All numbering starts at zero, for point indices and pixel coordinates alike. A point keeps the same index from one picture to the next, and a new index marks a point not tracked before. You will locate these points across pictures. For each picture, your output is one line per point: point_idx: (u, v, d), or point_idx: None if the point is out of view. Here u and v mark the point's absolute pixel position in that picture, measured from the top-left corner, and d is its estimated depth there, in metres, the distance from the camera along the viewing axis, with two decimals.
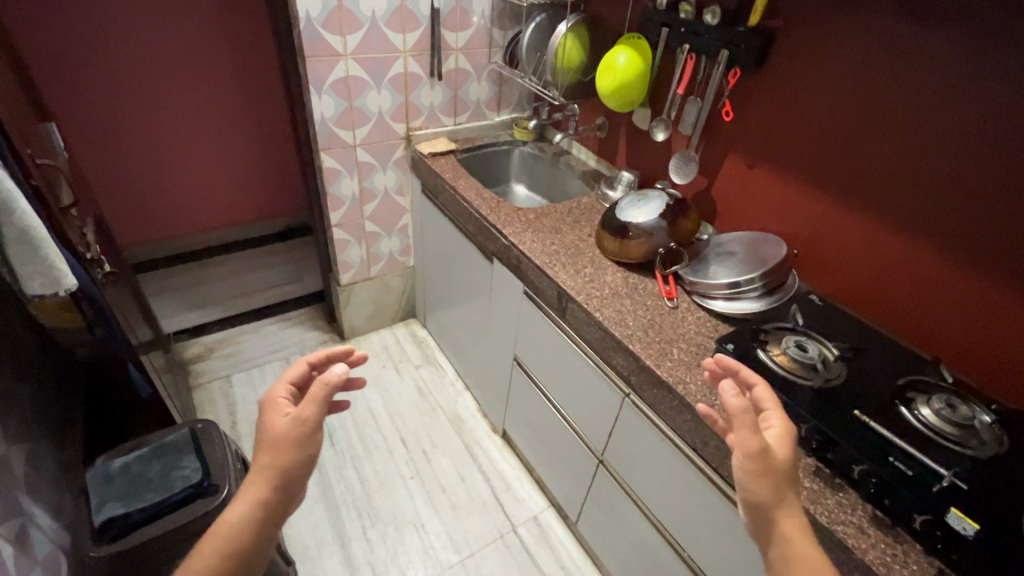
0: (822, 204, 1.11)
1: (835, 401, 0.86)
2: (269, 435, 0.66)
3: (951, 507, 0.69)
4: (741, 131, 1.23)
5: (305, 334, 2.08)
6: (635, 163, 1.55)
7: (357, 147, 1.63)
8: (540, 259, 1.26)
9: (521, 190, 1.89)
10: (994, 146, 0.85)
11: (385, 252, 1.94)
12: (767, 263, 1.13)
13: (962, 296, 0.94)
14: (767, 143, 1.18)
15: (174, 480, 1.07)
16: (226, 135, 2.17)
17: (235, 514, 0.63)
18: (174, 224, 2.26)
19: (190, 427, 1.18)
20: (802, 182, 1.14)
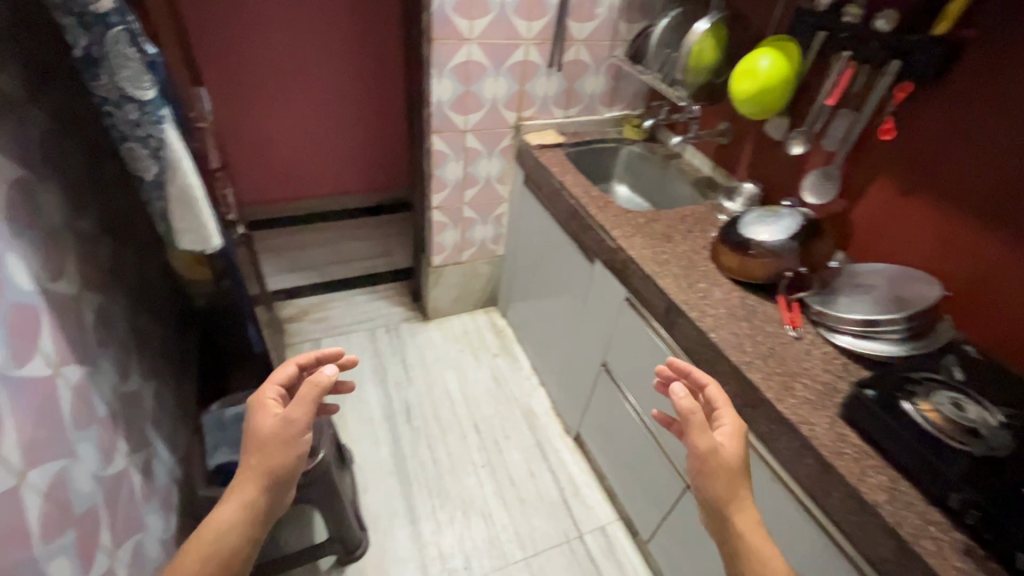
0: (993, 242, 0.98)
1: (999, 474, 0.74)
2: (258, 435, 0.70)
3: None
4: (903, 154, 1.09)
5: (390, 309, 2.14)
6: (759, 174, 1.44)
7: (467, 133, 1.63)
8: (650, 267, 1.20)
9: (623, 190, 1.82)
10: None
11: (478, 238, 1.95)
12: (913, 304, 1.01)
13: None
14: (932, 168, 1.05)
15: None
16: (341, 109, 2.25)
17: (225, 514, 0.66)
18: (284, 187, 2.39)
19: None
20: (975, 221, 0.99)
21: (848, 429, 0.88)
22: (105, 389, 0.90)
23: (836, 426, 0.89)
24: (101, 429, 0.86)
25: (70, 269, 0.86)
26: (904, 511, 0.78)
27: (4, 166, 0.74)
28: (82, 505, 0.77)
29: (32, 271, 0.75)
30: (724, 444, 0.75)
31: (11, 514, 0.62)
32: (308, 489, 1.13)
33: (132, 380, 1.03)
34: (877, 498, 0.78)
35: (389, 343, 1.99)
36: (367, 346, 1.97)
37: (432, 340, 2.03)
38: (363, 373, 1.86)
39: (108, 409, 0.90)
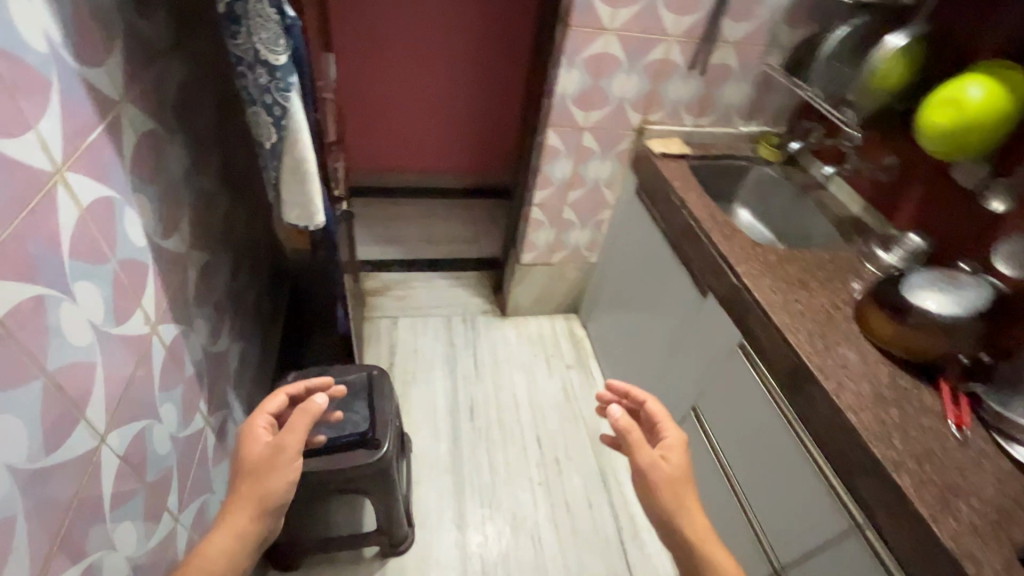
0: None
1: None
2: (250, 463, 0.73)
3: None
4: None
5: (469, 299, 2.09)
6: (929, 225, 1.20)
7: (585, 130, 1.51)
8: (779, 316, 1.03)
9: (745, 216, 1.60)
10: None
11: (572, 242, 1.83)
12: None
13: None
14: None
15: (343, 424, 1.10)
16: (458, 88, 2.21)
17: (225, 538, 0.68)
18: (389, 159, 2.39)
19: (370, 377, 1.20)
20: None
21: None
22: (195, 349, 0.90)
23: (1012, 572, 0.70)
24: (186, 389, 0.86)
25: (181, 227, 0.86)
26: None
27: (137, 116, 0.73)
28: (158, 467, 0.76)
29: (147, 227, 0.74)
30: (672, 464, 0.79)
31: (91, 477, 0.61)
32: (366, 481, 1.09)
33: (221, 339, 1.03)
34: None
35: (463, 334, 1.94)
36: (441, 333, 1.93)
37: (507, 339, 1.96)
38: (434, 360, 1.83)
39: (196, 369, 0.90)
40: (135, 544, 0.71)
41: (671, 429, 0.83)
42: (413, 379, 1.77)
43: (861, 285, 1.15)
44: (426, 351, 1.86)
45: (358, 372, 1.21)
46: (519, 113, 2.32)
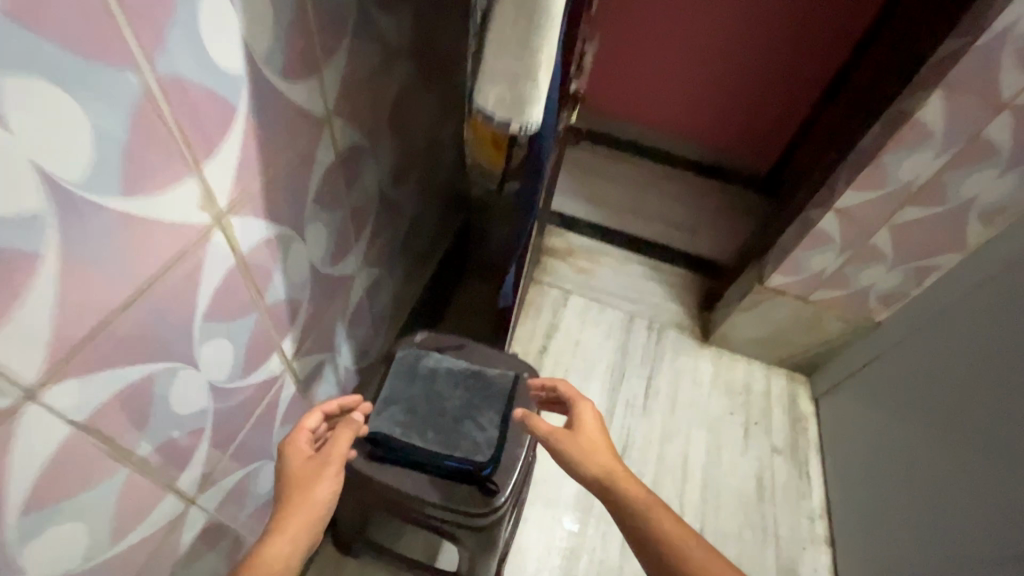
0: None
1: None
2: (291, 470, 0.61)
3: None
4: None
5: (665, 302, 1.59)
6: None
7: (1004, 111, 0.85)
8: None
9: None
10: None
11: (861, 283, 1.18)
12: None
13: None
14: None
15: (456, 441, 0.75)
16: (756, 25, 1.59)
17: (281, 546, 0.53)
18: (625, 101, 1.90)
19: (515, 386, 0.82)
20: None
21: None
22: (295, 266, 0.60)
23: None
24: (260, 322, 0.56)
25: (325, 75, 0.53)
26: None
27: None
28: (158, 437, 0.46)
29: (250, 47, 0.42)
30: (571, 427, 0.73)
31: None
32: (462, 526, 0.75)
33: (346, 261, 0.74)
34: None
35: (643, 344, 1.47)
36: (616, 333, 1.48)
37: (698, 374, 1.43)
38: (597, 364, 1.41)
39: (289, 295, 0.61)
40: (82, 547, 0.43)
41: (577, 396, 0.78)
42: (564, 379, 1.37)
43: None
44: (589, 347, 1.44)
45: (504, 370, 0.84)
46: (825, 78, 1.64)
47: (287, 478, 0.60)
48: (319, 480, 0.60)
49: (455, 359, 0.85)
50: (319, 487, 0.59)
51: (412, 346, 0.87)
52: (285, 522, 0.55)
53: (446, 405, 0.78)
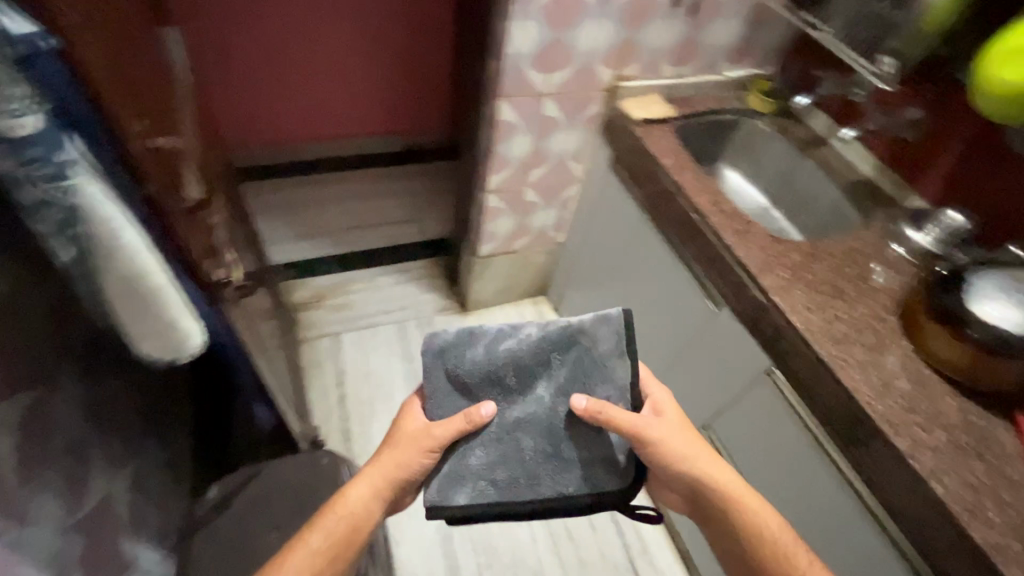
0: None
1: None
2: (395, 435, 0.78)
3: None
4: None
5: (422, 297, 1.80)
6: (967, 195, 1.02)
7: (546, 98, 1.19)
8: (823, 346, 0.84)
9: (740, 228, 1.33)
10: None
11: (536, 225, 1.55)
12: None
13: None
14: None
15: (570, 474, 0.76)
16: (360, 19, 1.79)
17: (357, 500, 0.77)
18: (301, 129, 2.00)
19: (619, 335, 0.75)
20: None
21: None
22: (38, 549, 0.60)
23: None
24: None
25: None
26: None
27: None
28: None
29: None
30: (666, 432, 0.76)
31: None
32: None
33: (90, 493, 0.71)
34: None
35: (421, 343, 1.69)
36: (395, 346, 1.66)
37: None
38: (391, 382, 1.58)
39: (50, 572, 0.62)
40: None
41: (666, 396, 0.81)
42: (372, 411, 1.52)
43: (881, 272, 0.99)
44: (380, 372, 1.60)
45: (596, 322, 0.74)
46: (446, 47, 1.91)
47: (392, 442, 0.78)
48: (404, 458, 0.76)
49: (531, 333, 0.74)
50: (404, 461, 0.76)
51: (454, 336, 0.74)
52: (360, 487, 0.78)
53: (549, 411, 0.75)
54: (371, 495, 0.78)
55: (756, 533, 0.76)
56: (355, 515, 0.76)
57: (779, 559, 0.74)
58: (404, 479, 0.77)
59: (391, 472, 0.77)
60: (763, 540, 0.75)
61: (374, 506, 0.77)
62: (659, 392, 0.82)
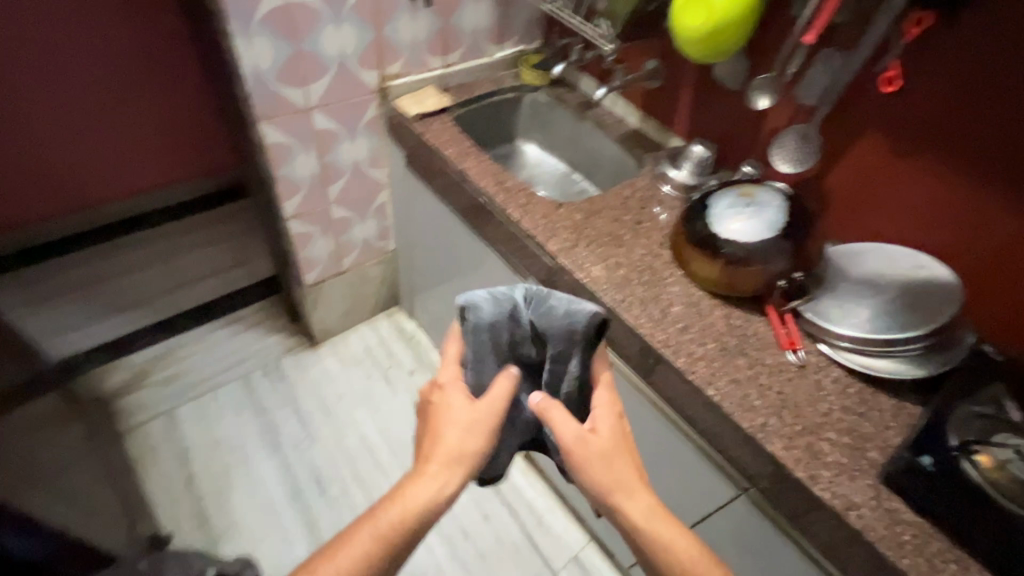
0: (958, 191, 0.84)
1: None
2: (446, 419, 0.73)
3: None
4: (913, 114, 0.84)
5: (264, 342, 1.67)
6: (705, 129, 1.14)
7: (313, 111, 1.15)
8: (607, 293, 0.91)
9: (545, 195, 1.41)
10: None
11: (359, 238, 1.51)
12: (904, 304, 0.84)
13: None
14: (889, 124, 0.87)
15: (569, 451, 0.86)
16: (72, 59, 1.59)
17: (419, 495, 0.69)
18: (63, 200, 1.78)
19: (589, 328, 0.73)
20: (953, 181, 0.84)
21: (894, 499, 0.71)
22: None
23: (881, 502, 0.71)
24: None
25: None
26: None
27: None
28: None
29: None
30: (595, 450, 0.71)
31: None
32: None
33: None
34: None
35: (272, 391, 1.57)
36: (243, 403, 1.53)
37: (328, 372, 1.63)
38: (245, 443, 1.46)
39: None
40: None
41: (608, 400, 0.75)
42: (230, 480, 1.39)
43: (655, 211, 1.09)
44: (230, 436, 1.46)
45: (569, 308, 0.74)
46: (196, 73, 1.78)
47: (458, 424, 0.72)
48: (466, 443, 0.71)
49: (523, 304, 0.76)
50: (471, 439, 0.71)
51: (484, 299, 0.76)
52: (417, 484, 0.70)
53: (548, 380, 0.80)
54: (439, 492, 0.70)
55: (673, 559, 0.68)
56: (418, 516, 0.69)
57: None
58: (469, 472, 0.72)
59: (452, 463, 0.71)
60: (679, 566, 0.68)
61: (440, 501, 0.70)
62: (599, 400, 0.76)
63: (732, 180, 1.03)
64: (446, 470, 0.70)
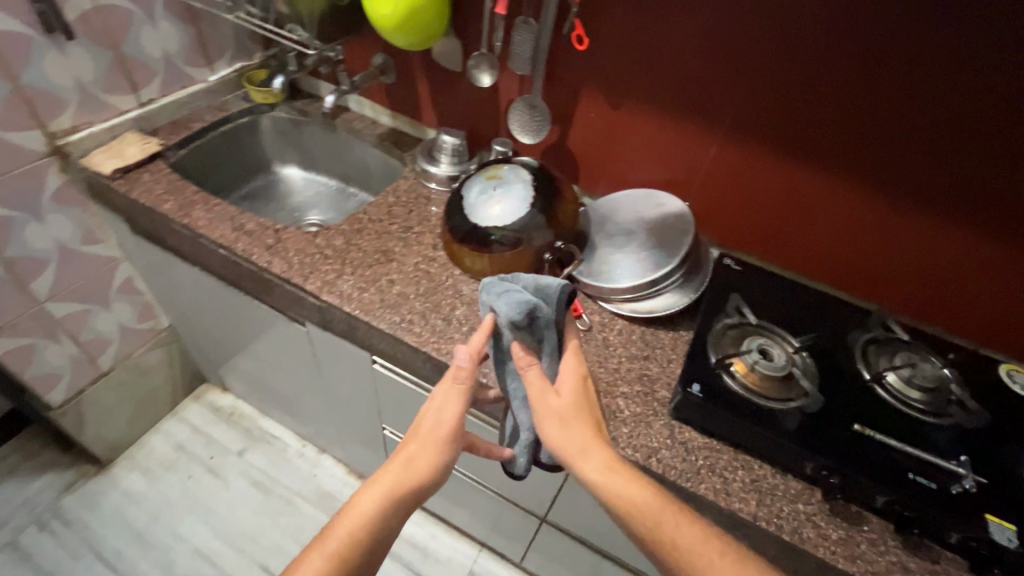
0: (669, 130, 0.92)
1: (954, 498, 0.65)
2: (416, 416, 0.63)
3: (988, 514, 0.63)
4: (629, 68, 0.88)
5: (32, 488, 1.33)
6: (452, 115, 1.10)
7: None
8: (384, 318, 0.83)
9: (322, 220, 1.26)
10: (833, 75, 0.76)
11: (110, 329, 1.23)
12: (658, 247, 0.89)
13: (947, 267, 0.82)
14: (599, 78, 0.91)
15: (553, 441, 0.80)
16: None
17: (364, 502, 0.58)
18: None
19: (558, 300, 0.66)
20: (663, 122, 0.91)
21: (686, 429, 0.75)
22: None
23: (676, 437, 0.74)
24: None
25: None
26: (763, 497, 0.70)
27: None
28: None
29: None
30: (555, 411, 0.62)
31: None
32: None
33: None
34: (734, 502, 0.69)
35: (58, 544, 1.25)
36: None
37: (133, 492, 1.35)
38: None
39: None
40: None
41: (577, 372, 0.67)
42: None
43: (425, 212, 1.03)
44: None
45: (548, 286, 0.67)
46: None
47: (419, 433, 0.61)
48: (431, 448, 0.60)
49: (506, 291, 0.64)
50: (432, 447, 0.60)
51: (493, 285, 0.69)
52: (367, 493, 0.58)
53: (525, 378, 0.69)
54: (387, 511, 0.58)
55: (630, 511, 0.58)
56: (372, 537, 0.58)
57: (661, 535, 0.57)
58: (421, 493, 0.59)
59: (400, 481, 0.59)
60: (644, 520, 0.57)
61: (391, 519, 0.59)
62: (562, 366, 0.67)
63: (486, 162, 1.00)
64: (401, 486, 0.58)
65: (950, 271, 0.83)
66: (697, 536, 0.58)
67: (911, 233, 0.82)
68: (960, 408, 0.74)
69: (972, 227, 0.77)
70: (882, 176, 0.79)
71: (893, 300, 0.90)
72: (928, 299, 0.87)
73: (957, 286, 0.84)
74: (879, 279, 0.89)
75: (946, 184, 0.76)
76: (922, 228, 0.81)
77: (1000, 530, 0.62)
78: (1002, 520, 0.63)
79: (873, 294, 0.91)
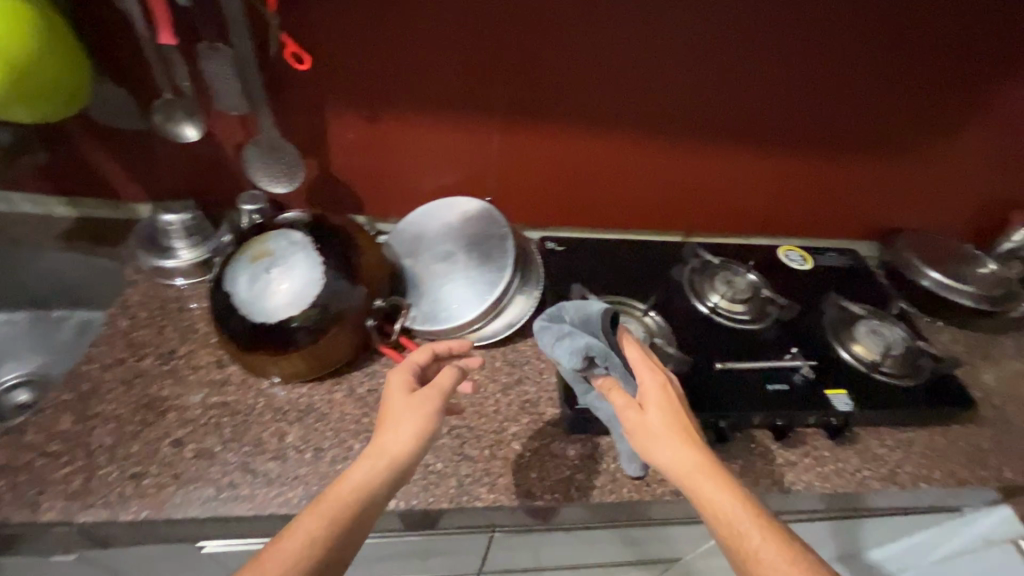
0: (447, 130, 0.80)
1: (801, 388, 0.75)
2: (395, 396, 0.56)
3: (827, 389, 0.75)
4: (396, 73, 0.73)
5: None
6: (166, 184, 0.82)
7: None
8: (184, 500, 0.60)
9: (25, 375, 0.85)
10: (604, 38, 0.73)
11: None
12: (481, 260, 0.81)
13: (732, 186, 0.93)
14: (340, 94, 0.74)
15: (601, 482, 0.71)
16: None
17: (352, 480, 0.50)
18: None
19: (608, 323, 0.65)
20: (439, 123, 0.79)
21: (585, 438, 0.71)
22: None
23: (580, 453, 0.69)
24: None
25: None
26: None
27: None
28: None
29: None
30: (643, 427, 0.56)
31: None
32: None
33: None
34: (656, 489, 0.67)
35: None
36: None
37: None
38: None
39: None
40: None
41: (659, 382, 0.59)
42: None
43: (182, 322, 0.77)
44: None
45: (590, 316, 0.66)
46: None
47: (399, 404, 0.55)
48: (421, 412, 0.54)
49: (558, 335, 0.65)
50: (422, 413, 0.54)
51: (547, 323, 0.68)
52: (357, 469, 0.51)
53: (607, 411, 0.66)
54: (380, 490, 0.50)
55: (711, 517, 0.50)
56: (358, 519, 0.48)
57: (736, 543, 0.48)
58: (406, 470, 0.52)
59: (384, 449, 0.52)
60: (718, 518, 0.50)
61: (379, 494, 0.50)
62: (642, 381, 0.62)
63: (242, 230, 0.77)
64: (388, 458, 0.51)
65: (732, 188, 0.93)
66: (771, 548, 0.47)
67: (700, 164, 0.89)
68: (772, 304, 0.86)
69: (742, 146, 0.87)
70: (669, 123, 0.82)
71: (693, 226, 0.99)
72: (720, 216, 0.97)
73: (739, 198, 0.95)
74: (682, 211, 0.96)
75: (717, 116, 0.82)
76: (707, 157, 0.88)
77: (838, 398, 0.74)
78: (836, 389, 0.76)
79: (679, 225, 0.98)
